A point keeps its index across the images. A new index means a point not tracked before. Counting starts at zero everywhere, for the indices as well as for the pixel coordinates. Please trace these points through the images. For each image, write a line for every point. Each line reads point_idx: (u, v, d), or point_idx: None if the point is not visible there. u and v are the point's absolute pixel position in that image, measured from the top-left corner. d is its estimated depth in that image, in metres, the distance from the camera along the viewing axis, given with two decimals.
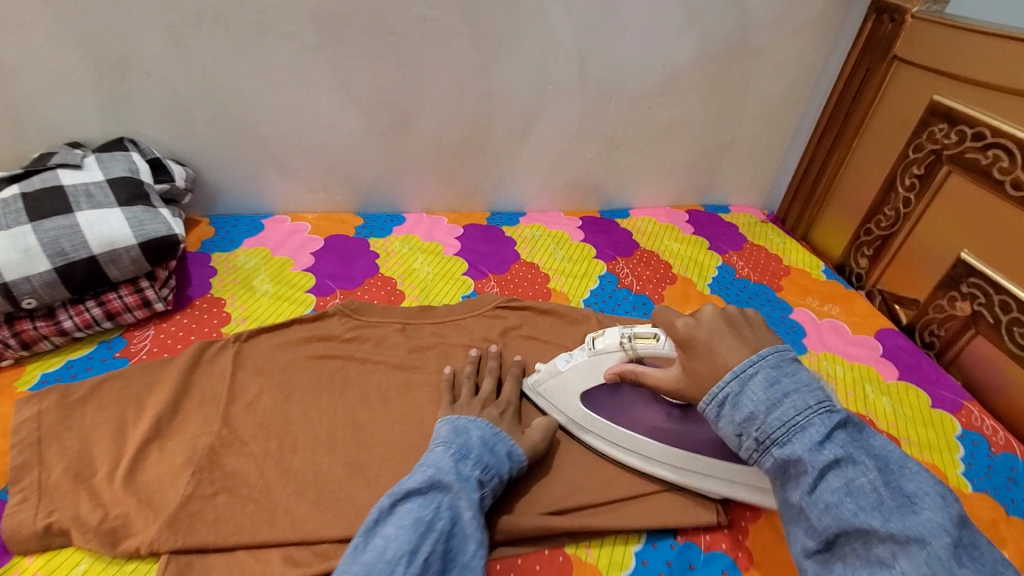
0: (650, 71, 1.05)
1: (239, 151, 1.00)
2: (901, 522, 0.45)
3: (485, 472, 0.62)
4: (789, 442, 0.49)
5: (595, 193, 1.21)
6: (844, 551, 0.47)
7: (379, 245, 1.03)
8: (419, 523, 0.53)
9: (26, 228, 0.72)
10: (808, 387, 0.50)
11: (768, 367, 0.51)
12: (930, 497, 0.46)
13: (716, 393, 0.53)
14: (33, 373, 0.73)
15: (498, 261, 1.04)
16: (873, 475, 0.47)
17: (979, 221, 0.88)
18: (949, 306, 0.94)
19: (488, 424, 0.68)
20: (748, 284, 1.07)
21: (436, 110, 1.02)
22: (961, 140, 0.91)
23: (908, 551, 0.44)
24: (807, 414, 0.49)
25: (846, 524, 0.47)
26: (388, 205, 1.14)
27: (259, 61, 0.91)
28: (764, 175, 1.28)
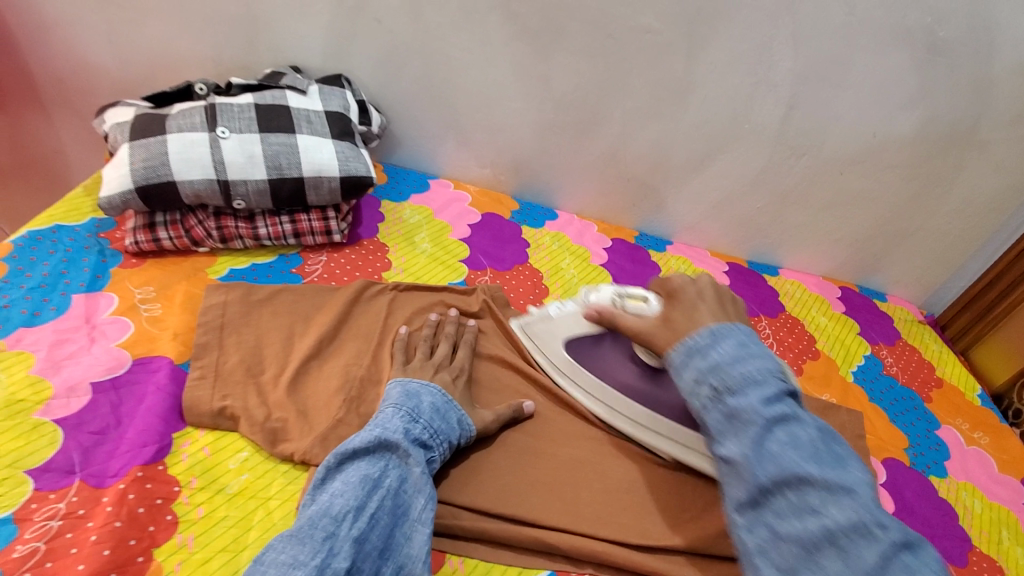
0: (855, 136, 0.99)
1: (429, 112, 1.04)
2: (836, 473, 0.49)
3: (432, 439, 0.62)
4: (745, 395, 0.54)
5: (749, 242, 1.17)
6: (777, 501, 0.50)
7: (531, 235, 1.05)
8: (368, 480, 0.55)
9: (254, 137, 0.78)
10: (769, 354, 0.57)
11: (738, 334, 0.59)
12: (856, 462, 0.51)
13: (687, 347, 0.59)
14: (223, 265, 0.80)
15: (641, 283, 1.03)
16: (814, 433, 0.52)
17: None
18: None
19: (441, 391, 0.67)
20: (894, 384, 1.00)
21: (625, 120, 1.01)
22: None
23: (835, 497, 0.47)
24: (766, 375, 0.55)
25: (785, 470, 0.49)
26: (544, 198, 1.15)
27: (478, 34, 0.94)
28: (934, 274, 1.18)
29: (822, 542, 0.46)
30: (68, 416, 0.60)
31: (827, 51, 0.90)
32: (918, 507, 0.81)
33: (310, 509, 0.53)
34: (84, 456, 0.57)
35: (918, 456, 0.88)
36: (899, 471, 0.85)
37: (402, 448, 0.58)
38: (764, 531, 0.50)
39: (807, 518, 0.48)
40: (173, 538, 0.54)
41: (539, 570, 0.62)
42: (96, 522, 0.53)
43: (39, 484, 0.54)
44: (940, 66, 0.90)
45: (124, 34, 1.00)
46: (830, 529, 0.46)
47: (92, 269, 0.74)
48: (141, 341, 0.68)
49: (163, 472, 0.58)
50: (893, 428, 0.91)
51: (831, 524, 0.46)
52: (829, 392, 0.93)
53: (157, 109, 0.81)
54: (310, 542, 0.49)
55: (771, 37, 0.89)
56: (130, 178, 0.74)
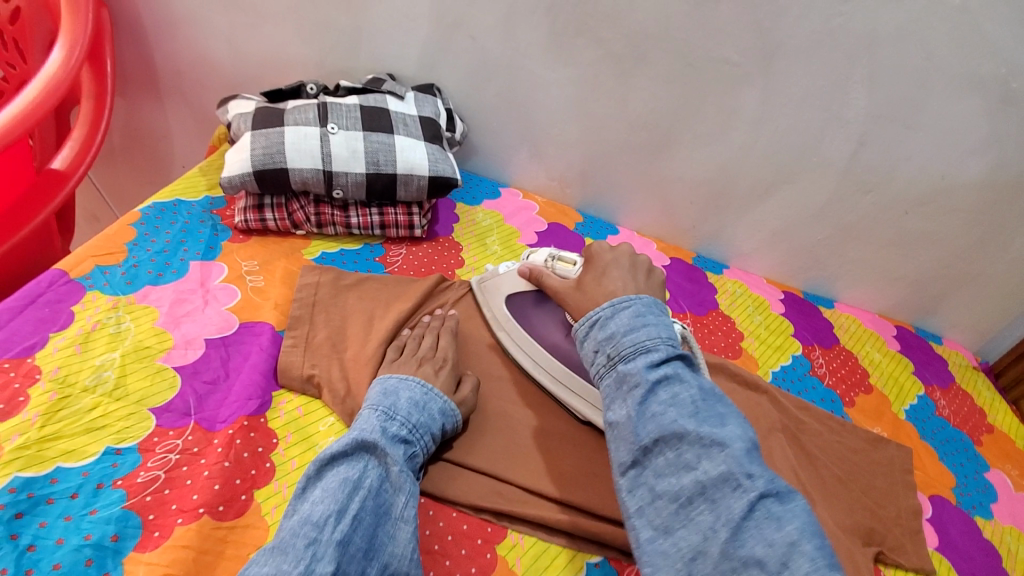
0: (924, 176, 1.01)
1: (507, 123, 1.11)
2: (710, 430, 0.54)
3: (411, 433, 0.62)
4: (633, 358, 0.61)
5: (805, 274, 1.18)
6: (657, 460, 0.55)
7: None
8: (347, 483, 0.54)
9: (359, 134, 0.86)
10: (664, 324, 0.64)
11: (639, 304, 0.65)
12: (735, 421, 0.57)
13: (590, 319, 0.66)
14: (317, 248, 0.88)
15: (697, 302, 1.06)
16: (694, 392, 0.58)
17: None
18: None
19: (420, 382, 0.68)
20: (946, 426, 0.99)
21: (694, 145, 1.06)
22: None
23: (710, 452, 0.53)
24: (656, 341, 0.62)
25: (664, 430, 0.55)
26: (605, 214, 1.20)
27: (564, 56, 1.01)
28: (995, 322, 1.17)
29: (695, 496, 0.52)
30: (186, 364, 0.67)
31: (902, 91, 0.92)
32: (963, 545, 0.81)
33: (290, 521, 0.52)
34: (198, 402, 0.64)
35: (966, 497, 0.88)
36: (944, 509, 0.85)
37: (381, 446, 0.58)
38: (643, 493, 0.55)
39: (682, 474, 0.53)
40: (271, 483, 0.60)
41: (593, 555, 0.65)
42: (208, 459, 0.59)
43: (160, 421, 0.62)
44: (1017, 114, 0.92)
45: (242, 35, 1.12)
46: (702, 482, 0.52)
47: (206, 240, 0.83)
48: (246, 308, 0.76)
49: (265, 424, 0.64)
50: (942, 468, 0.91)
51: (703, 477, 0.52)
52: (880, 425, 0.94)
53: (273, 104, 0.91)
54: (292, 550, 0.48)
55: (847, 76, 0.93)
56: (249, 163, 0.82)
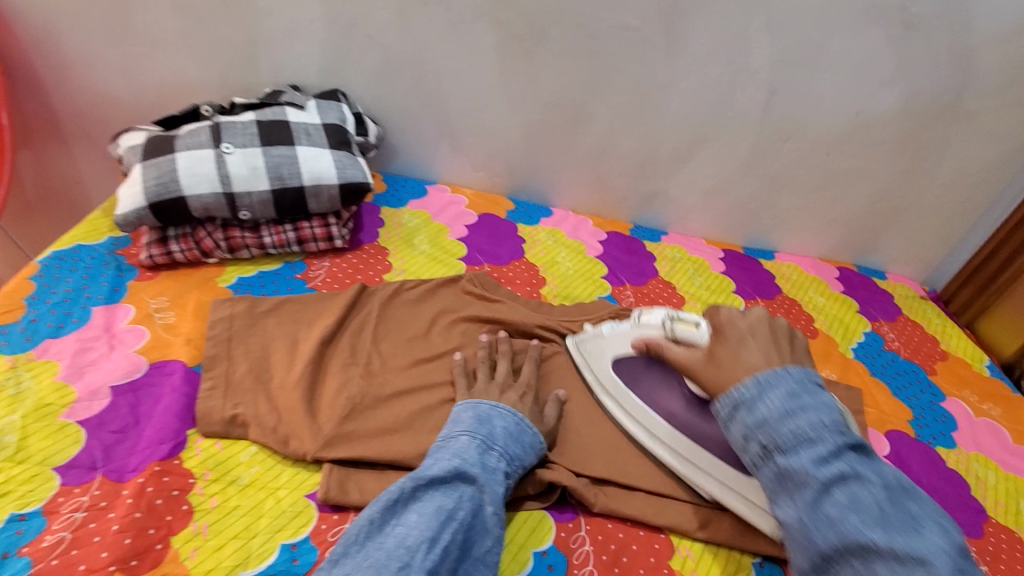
0: (840, 115, 1.01)
1: (423, 120, 1.09)
2: (905, 540, 0.47)
3: (507, 466, 0.61)
4: (797, 449, 0.55)
5: (743, 229, 1.18)
6: (843, 568, 0.50)
7: (527, 232, 1.08)
8: (441, 511, 0.53)
9: (256, 150, 0.82)
10: (824, 404, 0.57)
11: (790, 380, 0.58)
12: (936, 525, 0.49)
13: (731, 398, 0.60)
14: (232, 274, 0.84)
15: (637, 272, 1.05)
16: (879, 493, 0.51)
17: None
18: None
19: (511, 412, 0.66)
20: (896, 358, 1.00)
21: (611, 115, 1.04)
22: None
23: (911, 567, 0.46)
24: (820, 428, 0.55)
25: (844, 537, 0.50)
26: (538, 197, 1.18)
27: (466, 43, 0.98)
28: (934, 249, 1.18)
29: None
30: (91, 416, 0.64)
31: (803, 34, 0.92)
32: (925, 479, 0.80)
33: (388, 538, 0.51)
34: (106, 453, 0.61)
35: (924, 428, 0.88)
36: (903, 443, 0.85)
37: (478, 480, 0.57)
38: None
39: None
40: (189, 526, 0.57)
41: (539, 545, 0.62)
42: (118, 512, 0.56)
43: (65, 479, 0.58)
44: (916, 42, 0.92)
45: (133, 65, 1.07)
46: None
47: (110, 283, 0.79)
48: (157, 347, 0.72)
49: (179, 466, 0.61)
50: (897, 401, 0.91)
51: None
52: (828, 367, 0.94)
53: (166, 131, 0.87)
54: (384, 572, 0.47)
55: (746, 26, 0.92)
56: (143, 196, 0.79)
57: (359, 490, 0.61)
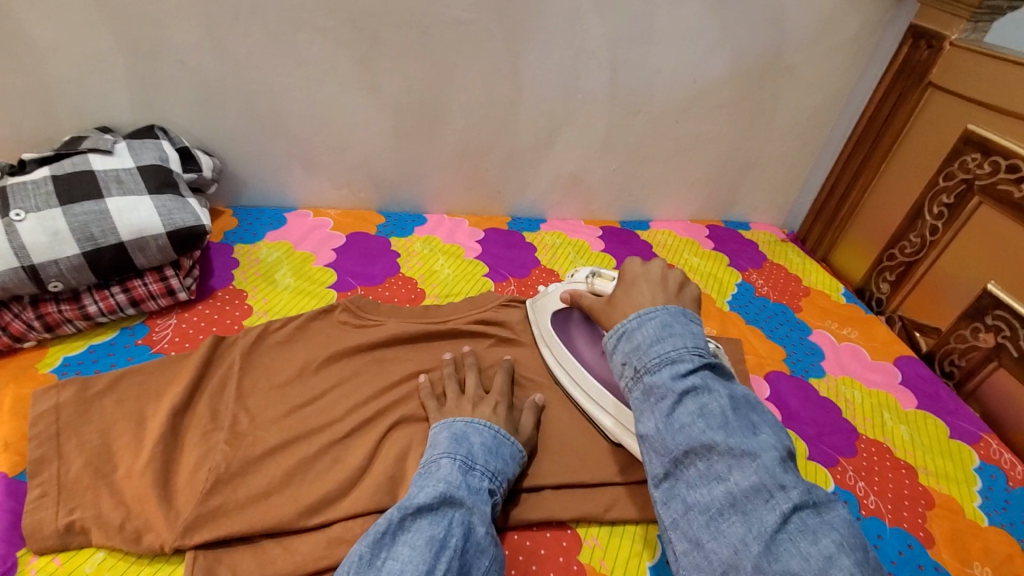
0: (680, 84, 1.05)
1: (267, 143, 1.00)
2: (741, 440, 0.53)
3: (492, 481, 0.60)
4: (660, 369, 0.58)
5: (616, 204, 1.21)
6: (688, 470, 0.54)
7: (400, 245, 1.04)
8: (433, 541, 0.51)
9: (55, 212, 0.71)
10: (690, 332, 0.61)
11: (664, 315, 0.62)
12: (768, 429, 0.56)
13: (618, 330, 0.63)
14: (56, 355, 0.73)
15: (518, 265, 1.04)
16: (725, 402, 0.55)
17: (1011, 254, 0.87)
18: (972, 337, 0.93)
19: (487, 425, 0.66)
20: (767, 303, 1.07)
21: (464, 112, 1.02)
22: (994, 171, 0.90)
23: (739, 463, 0.52)
24: (682, 351, 0.59)
25: (693, 441, 0.54)
26: (410, 206, 1.14)
27: (294, 56, 0.91)
28: (786, 194, 1.27)
29: (726, 507, 0.51)
30: None
31: (631, 10, 0.94)
32: (803, 412, 0.86)
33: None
34: None
35: (797, 363, 0.94)
36: (781, 382, 0.90)
37: (466, 503, 0.55)
38: (677, 504, 0.54)
39: (714, 485, 0.52)
40: None
41: None
42: None
43: None
44: (733, 6, 0.97)
45: None
46: (733, 494, 0.51)
47: None
48: None
49: None
50: (772, 343, 0.98)
51: (734, 489, 0.51)
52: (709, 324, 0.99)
53: None
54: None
55: (577, 8, 0.93)
56: None
57: (232, 570, 0.56)
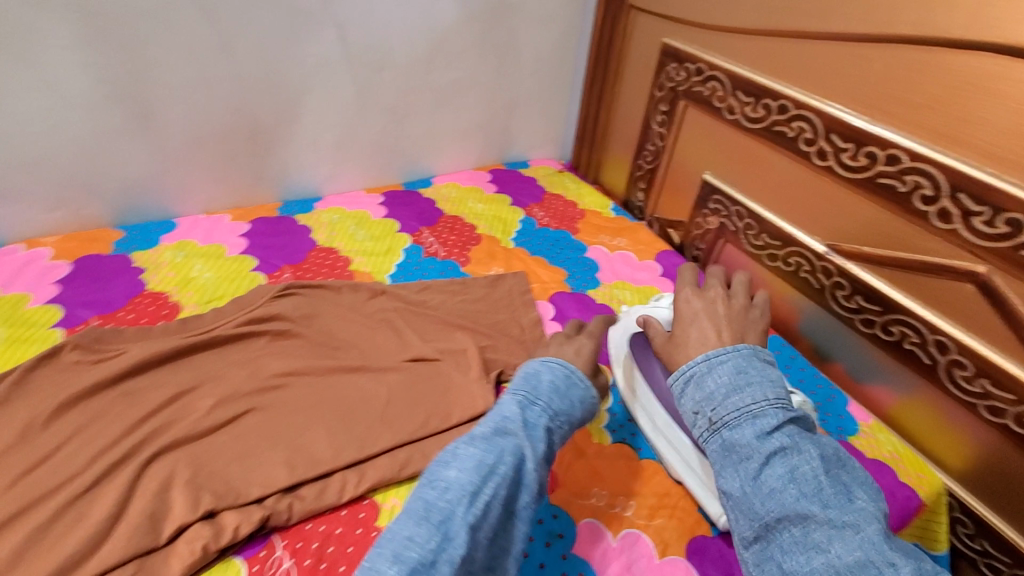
0: (411, 39, 1.24)
1: (36, 166, 1.04)
2: (837, 509, 0.57)
3: (553, 419, 0.69)
4: (739, 421, 0.64)
5: (398, 164, 1.41)
6: (783, 535, 0.58)
7: (166, 262, 1.09)
8: (483, 466, 0.61)
9: None
10: (766, 376, 0.68)
11: (737, 358, 0.70)
12: (860, 490, 0.60)
13: (686, 374, 0.71)
14: None
15: (295, 252, 1.15)
16: (816, 463, 0.60)
17: (715, 145, 1.16)
18: (704, 223, 1.23)
19: (561, 366, 0.76)
20: (548, 232, 1.30)
21: (213, 95, 1.12)
22: (686, 77, 1.19)
23: (843, 534, 0.55)
24: (761, 404, 0.64)
25: (786, 508, 0.58)
26: (164, 212, 1.20)
27: (37, 63, 0.96)
28: (552, 126, 1.58)
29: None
30: None
31: None
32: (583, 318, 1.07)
33: (427, 492, 0.60)
34: None
35: (576, 280, 1.16)
36: (563, 300, 1.11)
37: (524, 433, 0.65)
38: (773, 567, 0.58)
39: (811, 554, 0.55)
40: None
41: None
42: None
43: None
44: None
45: None
46: (835, 566, 0.54)
47: None
48: None
49: None
50: (555, 268, 1.19)
51: (836, 561, 0.54)
52: (495, 265, 1.19)
53: None
54: (427, 522, 0.56)
55: None
56: None
57: None
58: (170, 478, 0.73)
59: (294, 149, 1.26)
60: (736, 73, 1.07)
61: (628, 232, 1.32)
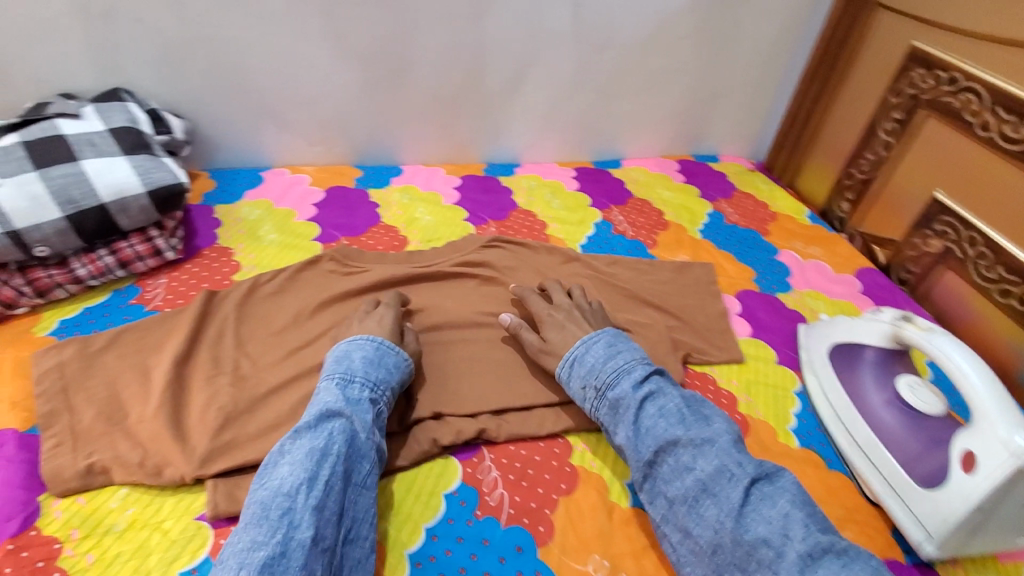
0: (641, 18, 1.06)
1: (234, 101, 0.99)
2: (698, 429, 0.61)
3: (374, 392, 0.64)
4: (620, 381, 0.67)
5: (589, 144, 1.24)
6: (662, 468, 0.60)
7: (227, 213, 0.95)
8: (315, 451, 0.56)
9: (32, 176, 0.71)
10: (634, 348, 0.71)
11: (608, 336, 0.72)
12: (720, 417, 0.64)
13: (568, 359, 0.71)
14: (51, 318, 0.75)
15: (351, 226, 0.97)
16: (678, 401, 0.64)
17: (955, 163, 0.93)
18: (922, 245, 1.00)
19: (368, 339, 0.68)
20: (736, 229, 1.12)
21: (431, 61, 1.02)
22: (939, 83, 0.94)
23: (702, 451, 0.59)
24: (632, 363, 0.68)
25: (661, 440, 0.61)
26: (244, 160, 1.07)
27: (253, 9, 0.90)
28: (751, 124, 1.30)
29: (700, 492, 0.57)
30: None
31: None
32: (773, 323, 0.91)
33: (261, 493, 0.53)
34: None
35: (766, 281, 1.00)
36: (751, 299, 0.96)
37: (344, 414, 0.60)
38: (662, 500, 0.60)
39: (684, 475, 0.59)
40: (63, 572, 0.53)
41: (449, 486, 0.64)
42: None
43: None
44: None
45: None
46: (702, 480, 0.57)
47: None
48: None
49: (38, 535, 0.55)
50: (741, 266, 1.03)
51: (703, 476, 0.57)
52: (682, 253, 1.04)
53: None
54: (267, 522, 0.50)
55: None
56: None
57: None
58: (183, 399, 0.67)
59: (502, 121, 1.15)
60: (1001, 88, 0.85)
61: (825, 241, 1.11)
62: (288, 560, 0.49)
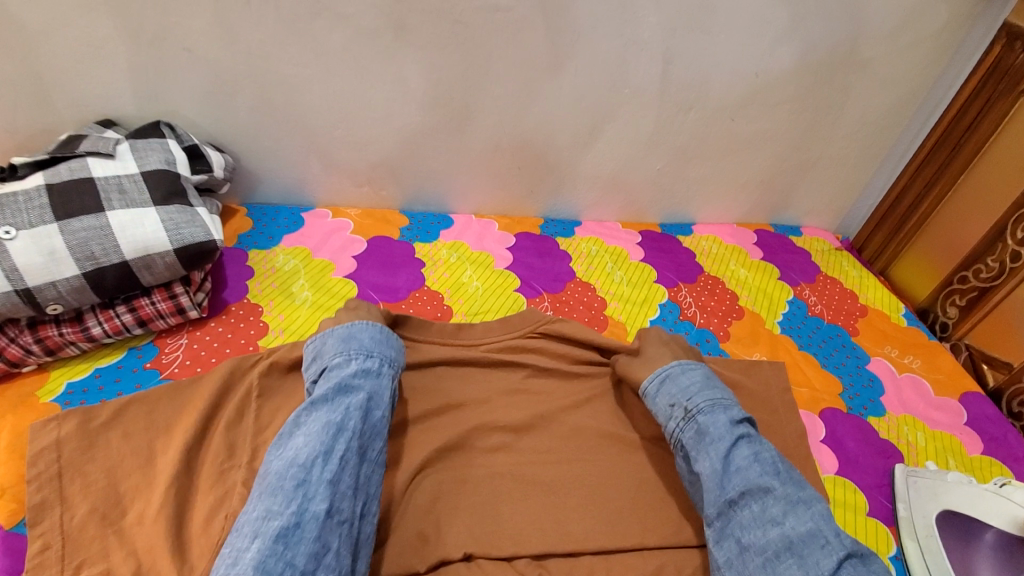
0: (738, 79, 0.93)
1: (281, 137, 0.91)
2: (793, 489, 0.59)
3: (385, 370, 0.66)
4: (716, 412, 0.66)
5: (658, 205, 1.12)
6: (743, 512, 0.58)
7: (261, 261, 0.88)
8: (331, 426, 0.57)
9: (51, 229, 0.65)
10: (730, 393, 0.71)
11: (709, 369, 0.73)
12: (810, 486, 0.62)
13: (662, 374, 0.71)
14: (58, 380, 0.68)
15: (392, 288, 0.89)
16: (773, 452, 0.63)
17: None
18: None
19: (369, 323, 0.69)
20: (820, 324, 0.98)
21: (498, 109, 0.92)
22: None
23: (795, 509, 0.57)
24: (730, 402, 0.68)
25: (750, 482, 0.60)
26: (286, 196, 1.00)
27: (311, 45, 0.81)
28: (843, 198, 1.15)
29: (783, 550, 0.55)
30: None
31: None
32: (862, 457, 0.78)
33: (276, 464, 0.55)
34: None
35: (855, 399, 0.86)
36: (837, 421, 0.82)
37: (360, 390, 0.61)
38: (732, 544, 0.58)
39: (768, 527, 0.56)
40: None
41: None
42: None
43: None
44: None
45: None
46: (789, 538, 0.55)
47: None
48: None
49: None
50: (826, 374, 0.89)
51: (790, 533, 0.55)
52: (758, 351, 0.91)
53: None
54: (284, 493, 0.52)
55: None
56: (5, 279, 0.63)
57: None
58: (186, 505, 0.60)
59: (566, 177, 1.04)
60: None
61: (924, 350, 0.96)
62: (302, 532, 0.50)
